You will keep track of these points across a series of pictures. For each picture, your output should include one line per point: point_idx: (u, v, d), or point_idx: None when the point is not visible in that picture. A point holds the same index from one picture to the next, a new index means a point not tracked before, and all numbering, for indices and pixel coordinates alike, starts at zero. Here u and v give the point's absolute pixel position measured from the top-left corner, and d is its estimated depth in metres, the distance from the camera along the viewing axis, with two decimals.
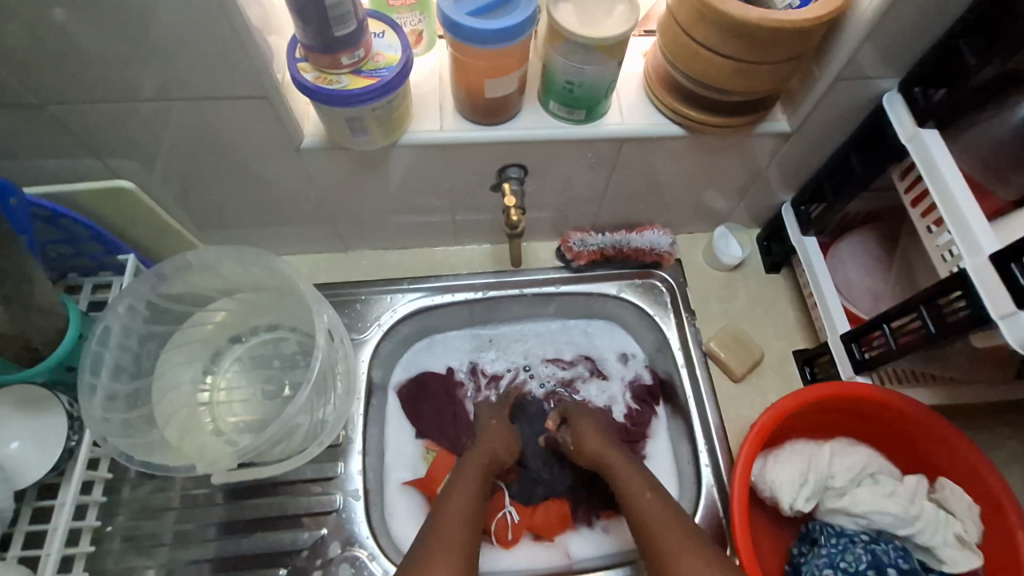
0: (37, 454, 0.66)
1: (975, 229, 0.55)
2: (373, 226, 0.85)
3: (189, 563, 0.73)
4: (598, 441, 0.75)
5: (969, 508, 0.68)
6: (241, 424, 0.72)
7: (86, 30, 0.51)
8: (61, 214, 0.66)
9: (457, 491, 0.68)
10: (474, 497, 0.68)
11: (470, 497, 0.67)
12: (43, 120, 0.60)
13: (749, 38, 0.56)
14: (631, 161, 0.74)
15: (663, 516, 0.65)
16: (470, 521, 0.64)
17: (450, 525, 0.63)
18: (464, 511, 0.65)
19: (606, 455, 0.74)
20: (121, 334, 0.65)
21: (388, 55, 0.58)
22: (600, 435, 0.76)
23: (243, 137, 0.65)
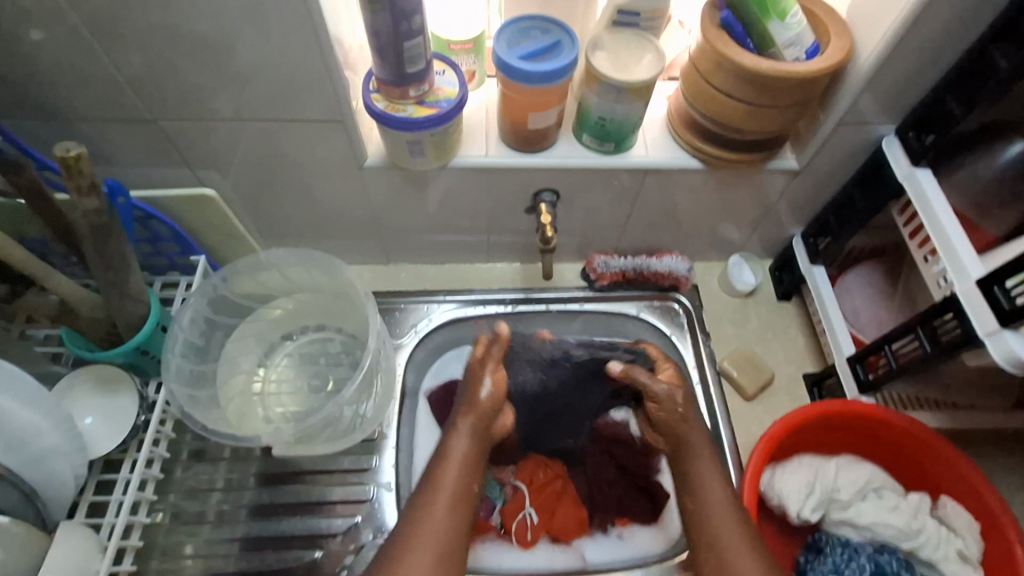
0: (109, 429, 0.73)
1: (964, 257, 0.62)
2: (415, 242, 0.93)
3: (229, 542, 0.78)
4: (677, 414, 0.74)
5: (970, 525, 0.71)
6: (288, 414, 0.79)
7: (203, 60, 0.61)
8: (152, 216, 0.76)
9: (447, 469, 0.65)
10: (462, 473, 0.65)
11: (460, 475, 0.65)
12: (150, 133, 0.70)
13: (760, 85, 0.64)
14: (653, 191, 0.82)
15: (725, 512, 0.64)
16: (459, 503, 0.63)
17: (437, 507, 0.62)
18: (457, 493, 0.63)
19: (681, 426, 0.73)
20: (193, 323, 0.73)
21: (448, 90, 0.68)
22: (685, 402, 0.75)
23: (315, 156, 0.75)
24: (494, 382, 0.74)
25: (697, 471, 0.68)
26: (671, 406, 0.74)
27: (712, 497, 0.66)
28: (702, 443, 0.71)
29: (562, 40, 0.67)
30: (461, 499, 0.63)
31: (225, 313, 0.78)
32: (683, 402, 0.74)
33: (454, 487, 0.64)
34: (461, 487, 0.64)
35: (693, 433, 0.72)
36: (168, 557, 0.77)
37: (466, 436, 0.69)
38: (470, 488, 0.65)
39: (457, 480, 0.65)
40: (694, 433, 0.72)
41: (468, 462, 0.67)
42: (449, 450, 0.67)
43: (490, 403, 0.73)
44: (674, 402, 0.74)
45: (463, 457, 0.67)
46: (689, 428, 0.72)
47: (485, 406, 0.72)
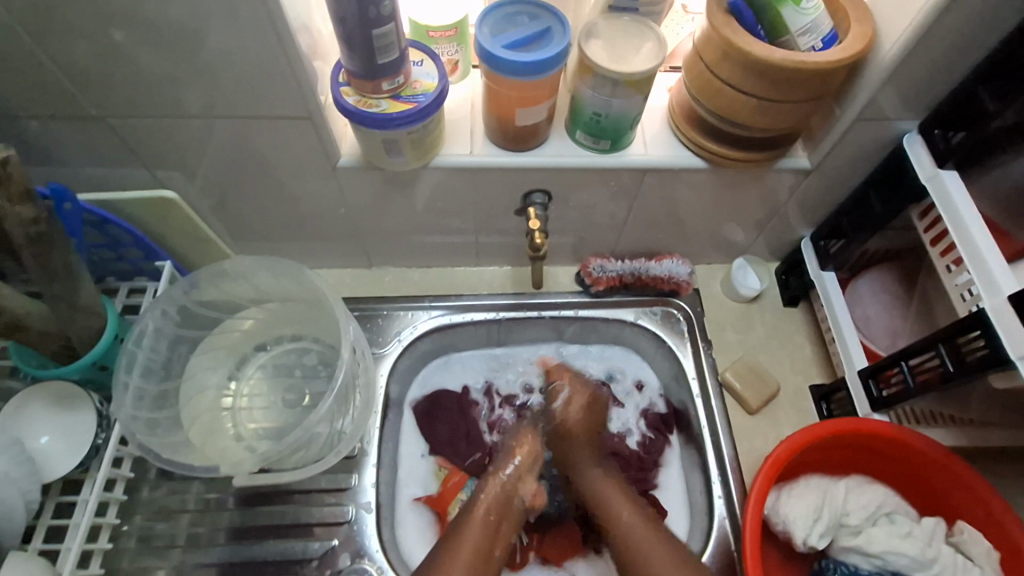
0: (64, 450, 0.68)
1: (995, 271, 0.56)
2: (398, 244, 0.87)
3: (200, 567, 0.73)
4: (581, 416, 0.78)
5: (988, 553, 0.66)
6: (260, 431, 0.74)
7: (146, 50, 0.55)
8: (108, 220, 0.71)
9: (469, 529, 0.68)
10: (484, 535, 0.68)
11: (483, 531, 0.68)
12: (100, 131, 0.64)
13: (772, 77, 0.58)
14: (651, 192, 0.76)
15: (642, 526, 0.70)
16: (477, 561, 0.66)
17: (457, 559, 0.65)
18: (478, 549, 0.66)
19: (575, 447, 0.77)
20: (154, 336, 0.68)
21: (426, 83, 0.62)
22: (589, 418, 0.79)
23: (281, 155, 0.69)
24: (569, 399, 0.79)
25: (591, 484, 0.75)
26: (586, 413, 0.79)
27: (616, 506, 0.72)
28: (588, 455, 0.77)
29: (552, 27, 0.61)
30: (482, 556, 0.67)
31: (190, 324, 0.72)
32: (582, 420, 0.78)
33: (472, 551, 0.66)
34: (481, 547, 0.67)
35: (586, 464, 0.76)
36: None
37: (494, 500, 0.71)
38: (489, 551, 0.67)
39: (476, 543, 0.67)
40: (590, 469, 0.76)
41: (493, 526, 0.69)
42: (473, 510, 0.70)
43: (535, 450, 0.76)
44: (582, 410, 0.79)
45: (484, 522, 0.69)
46: (581, 454, 0.77)
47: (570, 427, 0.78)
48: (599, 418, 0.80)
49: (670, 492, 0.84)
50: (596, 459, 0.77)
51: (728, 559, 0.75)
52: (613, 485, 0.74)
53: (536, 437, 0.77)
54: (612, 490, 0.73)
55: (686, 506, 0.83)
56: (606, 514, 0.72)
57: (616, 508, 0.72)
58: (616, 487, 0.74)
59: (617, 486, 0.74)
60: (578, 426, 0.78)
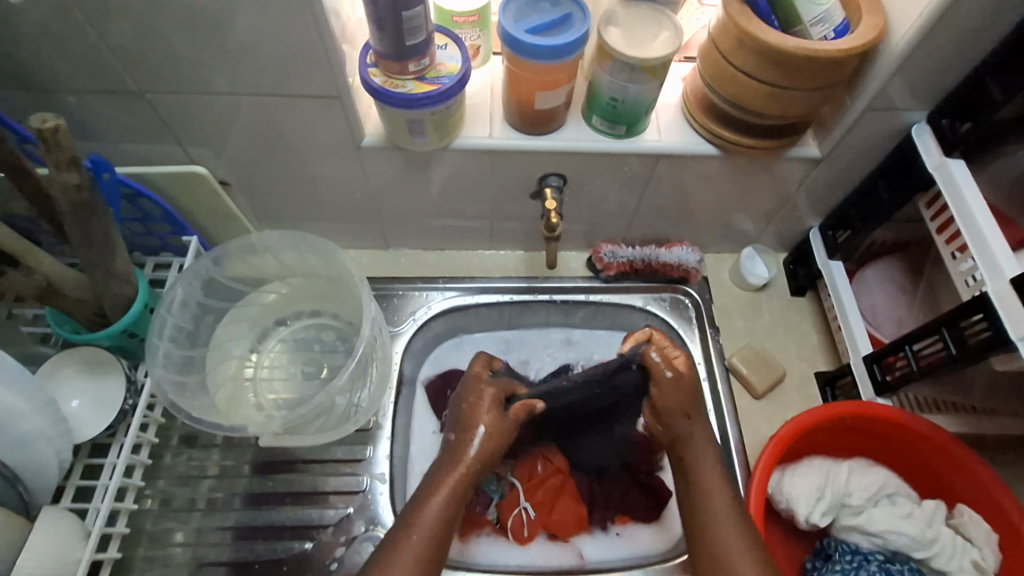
0: (94, 413, 0.71)
1: (998, 256, 0.58)
2: (414, 227, 0.90)
3: (218, 530, 0.76)
4: (680, 396, 0.68)
5: (987, 535, 0.68)
6: (280, 401, 0.77)
7: (186, 30, 0.58)
8: (141, 194, 0.74)
9: (425, 513, 0.61)
10: (444, 524, 0.61)
11: (438, 516, 0.61)
12: (137, 106, 0.67)
13: (785, 64, 0.60)
14: (663, 179, 0.78)
15: (736, 541, 0.61)
16: (426, 560, 0.59)
17: (405, 557, 0.58)
18: (431, 534, 0.60)
19: (676, 426, 0.68)
20: (183, 305, 0.71)
21: (450, 65, 0.64)
22: (681, 396, 0.68)
23: (308, 136, 0.72)
24: (676, 375, 0.68)
25: (690, 465, 0.67)
26: (680, 404, 0.68)
27: (711, 485, 0.65)
28: (704, 446, 0.68)
29: (574, 14, 0.63)
30: (430, 556, 0.59)
31: (216, 296, 0.75)
32: (687, 395, 0.68)
33: (427, 535, 0.60)
34: (437, 537, 0.60)
35: (705, 460, 0.67)
36: (156, 544, 0.75)
37: (445, 496, 0.62)
38: (441, 538, 0.61)
39: (431, 534, 0.60)
40: (677, 401, 0.68)
41: (447, 513, 0.62)
42: (433, 495, 0.62)
43: (494, 431, 0.67)
44: (681, 393, 0.68)
45: (441, 510, 0.62)
46: (698, 444, 0.68)
47: (665, 409, 0.68)
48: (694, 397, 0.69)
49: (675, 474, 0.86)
50: (709, 449, 0.68)
51: None
52: (715, 468, 0.66)
53: (496, 408, 0.68)
54: (713, 479, 0.65)
55: None
56: (701, 487, 0.65)
57: (714, 498, 0.64)
58: (727, 482, 0.66)
59: (719, 467, 0.67)
60: (496, 429, 0.67)
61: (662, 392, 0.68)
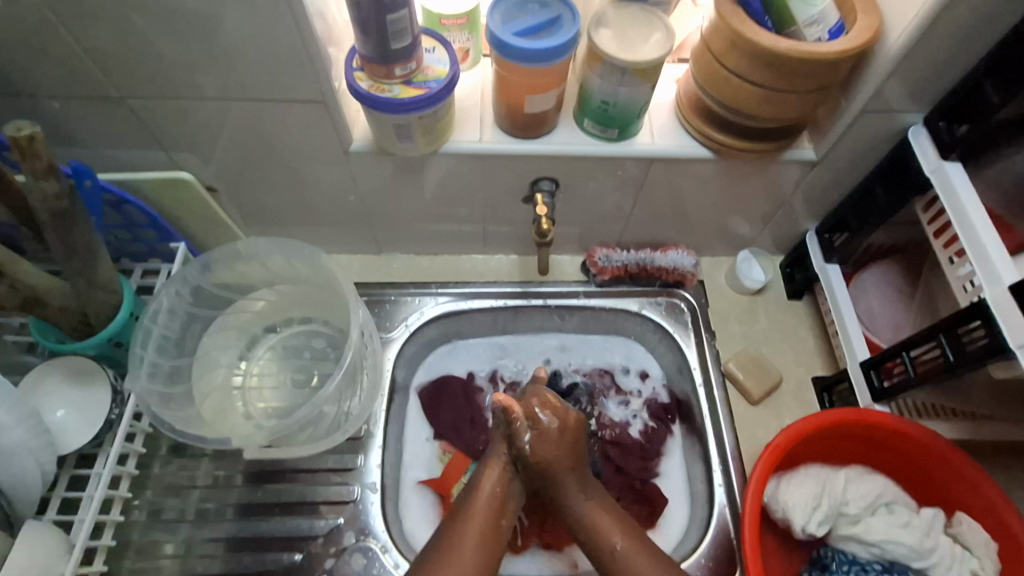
0: (79, 423, 0.70)
1: (996, 262, 0.57)
2: (406, 231, 0.89)
3: (208, 542, 0.75)
4: (553, 448, 0.64)
5: (986, 544, 0.67)
6: (269, 410, 0.76)
7: (167, 34, 0.56)
8: (126, 201, 0.72)
9: (475, 505, 0.63)
10: (494, 508, 0.63)
11: (491, 509, 0.63)
12: (120, 112, 0.66)
13: (778, 67, 0.59)
14: (657, 182, 0.77)
15: (641, 562, 0.61)
16: (485, 538, 0.61)
17: (466, 541, 0.60)
18: (487, 527, 0.62)
19: (556, 474, 0.64)
20: (168, 313, 0.70)
21: (437, 69, 0.63)
22: (558, 447, 0.64)
23: (295, 140, 0.70)
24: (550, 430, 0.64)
25: (587, 526, 0.64)
26: (557, 458, 0.64)
27: (606, 528, 0.64)
28: (576, 484, 0.65)
29: (563, 15, 0.62)
30: (489, 534, 0.62)
31: (203, 304, 0.74)
32: (569, 449, 0.65)
33: (481, 525, 0.62)
34: (488, 527, 0.62)
35: (565, 477, 0.65)
36: (144, 556, 0.74)
37: (499, 476, 0.65)
38: (494, 532, 0.62)
39: (485, 518, 0.62)
40: (553, 449, 0.64)
41: (499, 495, 0.64)
42: (479, 486, 0.64)
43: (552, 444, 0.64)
44: (554, 445, 0.64)
45: (491, 493, 0.64)
46: (562, 469, 0.65)
47: (542, 459, 0.64)
48: (575, 446, 0.66)
49: (671, 481, 0.85)
50: (579, 480, 0.66)
51: (728, 545, 0.76)
52: (603, 511, 0.65)
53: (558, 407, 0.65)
54: (598, 514, 0.64)
55: (687, 494, 0.84)
56: (594, 543, 0.64)
57: (604, 532, 0.64)
58: (616, 523, 0.64)
59: (605, 507, 0.65)
60: (556, 458, 0.64)
61: (540, 442, 0.64)
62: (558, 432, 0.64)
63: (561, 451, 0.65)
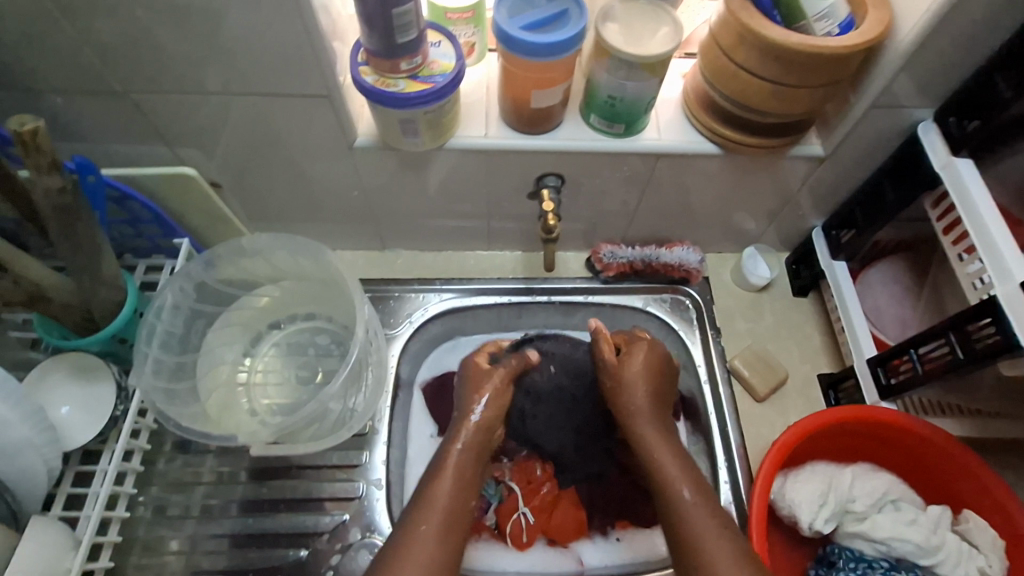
0: (84, 420, 0.69)
1: (1007, 258, 0.57)
2: (410, 227, 0.88)
3: (214, 538, 0.75)
4: (643, 373, 0.73)
5: (993, 542, 0.67)
6: (274, 406, 0.75)
7: (171, 28, 0.56)
8: (129, 196, 0.72)
9: (438, 489, 0.65)
10: (456, 493, 0.66)
11: (452, 493, 0.65)
12: (123, 107, 0.66)
13: (788, 61, 0.58)
14: (663, 178, 0.76)
15: (695, 492, 0.64)
16: (451, 526, 0.63)
17: (430, 523, 0.62)
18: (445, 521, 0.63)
19: (636, 413, 0.72)
20: (173, 310, 0.70)
21: (443, 64, 0.63)
22: (645, 369, 0.74)
23: (299, 136, 0.70)
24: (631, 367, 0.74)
25: (648, 447, 0.69)
26: (640, 378, 0.73)
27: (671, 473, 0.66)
28: (649, 424, 0.71)
29: (570, 9, 0.61)
30: (452, 518, 0.63)
31: (207, 300, 0.74)
32: (648, 369, 0.74)
33: (443, 513, 0.63)
34: (452, 509, 0.64)
35: (639, 417, 0.71)
36: (150, 552, 0.74)
37: (461, 454, 0.69)
38: (458, 515, 0.64)
39: (449, 501, 0.65)
40: (637, 385, 0.73)
41: (461, 488, 0.66)
42: (441, 471, 0.67)
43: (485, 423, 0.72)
44: (643, 369, 0.74)
45: (456, 478, 0.67)
46: (642, 415, 0.71)
47: (618, 380, 0.74)
48: (660, 364, 0.75)
49: None
50: (663, 427, 0.71)
51: None
52: (659, 432, 0.70)
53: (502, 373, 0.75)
54: (659, 441, 0.69)
55: None
56: (662, 480, 0.66)
57: (668, 471, 0.67)
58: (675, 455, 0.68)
59: (676, 454, 0.68)
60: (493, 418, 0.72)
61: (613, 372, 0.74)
62: (644, 352, 0.75)
63: (642, 400, 0.72)
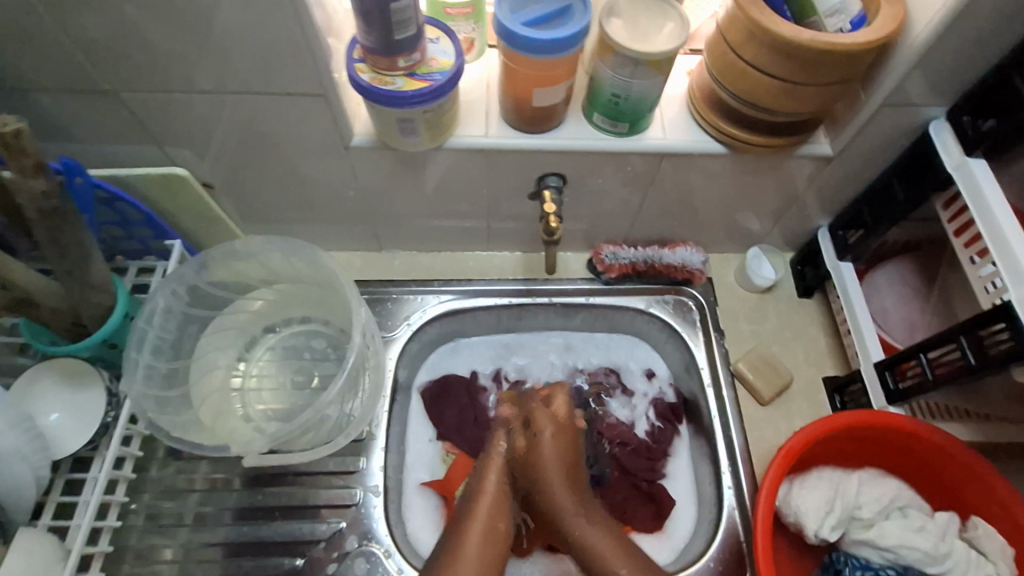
0: (74, 426, 0.67)
1: (1022, 262, 0.55)
2: (408, 227, 0.86)
3: (208, 546, 0.74)
4: (554, 455, 0.70)
5: (1003, 550, 0.66)
6: (269, 412, 0.74)
7: (161, 24, 0.54)
8: (118, 197, 0.70)
9: (477, 507, 0.69)
10: (493, 508, 0.69)
11: (491, 507, 0.69)
12: (111, 105, 0.63)
13: (799, 59, 0.56)
14: (667, 178, 0.74)
15: (623, 563, 0.67)
16: (487, 541, 0.67)
17: (469, 539, 0.67)
18: (488, 528, 0.68)
19: (555, 490, 0.69)
20: (165, 315, 0.68)
21: (442, 60, 0.61)
22: (561, 449, 0.71)
23: (293, 135, 0.68)
24: (557, 441, 0.71)
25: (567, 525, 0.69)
26: (559, 459, 0.70)
27: (608, 552, 0.68)
28: (572, 501, 0.70)
29: (573, 4, 0.59)
30: (490, 536, 0.67)
31: (200, 304, 0.72)
32: (561, 448, 0.71)
33: (483, 525, 0.68)
34: (489, 527, 0.68)
35: (558, 491, 0.69)
36: (143, 561, 0.72)
37: (496, 481, 0.71)
38: (495, 529, 0.68)
39: (485, 517, 0.68)
40: (550, 465, 0.70)
41: (498, 502, 0.70)
42: (482, 489, 0.71)
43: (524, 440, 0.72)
44: (556, 443, 0.71)
45: (489, 501, 0.69)
46: (566, 500, 0.69)
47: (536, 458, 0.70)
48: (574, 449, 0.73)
49: (678, 482, 0.83)
50: (580, 506, 0.70)
51: (737, 549, 0.74)
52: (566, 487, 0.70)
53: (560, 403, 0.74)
54: (579, 516, 0.69)
55: (695, 496, 0.82)
56: (588, 551, 0.68)
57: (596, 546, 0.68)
58: (606, 533, 0.69)
59: (609, 533, 0.69)
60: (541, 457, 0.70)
61: (535, 443, 0.71)
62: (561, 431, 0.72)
63: (555, 472, 0.70)
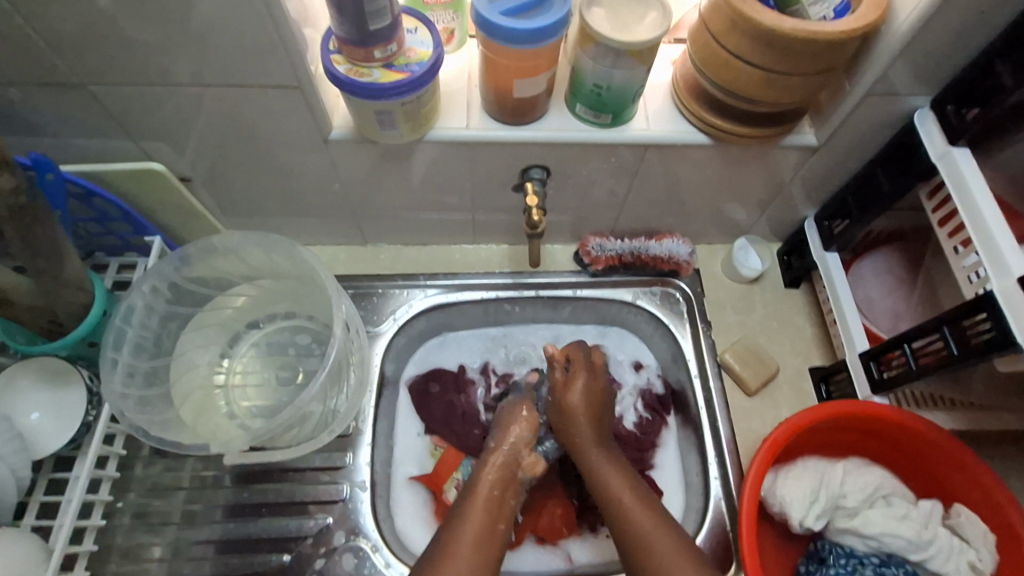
0: (55, 426, 0.67)
1: (1005, 253, 0.55)
2: (393, 221, 0.85)
3: (197, 544, 0.73)
4: (584, 404, 0.72)
5: (984, 536, 0.66)
6: (254, 409, 0.73)
7: (129, 16, 0.52)
8: (94, 193, 0.69)
9: (472, 510, 0.65)
10: (490, 509, 0.65)
11: (486, 516, 0.64)
12: (83, 99, 0.62)
13: (781, 48, 0.56)
14: (653, 169, 0.74)
15: (643, 512, 0.64)
16: (482, 542, 0.62)
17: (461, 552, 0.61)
18: (480, 532, 0.63)
19: (580, 437, 0.71)
20: (144, 313, 0.67)
21: (420, 51, 0.60)
22: (589, 403, 0.73)
23: (271, 128, 0.67)
24: (586, 390, 0.73)
25: (591, 463, 0.70)
26: (593, 406, 0.73)
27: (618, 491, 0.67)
28: (593, 438, 0.71)
29: None
30: (485, 539, 0.63)
31: (181, 301, 0.71)
32: (595, 399, 0.73)
33: (479, 529, 0.63)
34: (484, 530, 0.63)
35: (588, 445, 0.71)
36: (130, 560, 0.72)
37: (495, 476, 0.68)
38: (491, 530, 0.64)
39: (480, 525, 0.64)
40: (573, 391, 0.73)
41: (496, 501, 0.66)
42: (477, 489, 0.67)
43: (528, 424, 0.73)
44: (587, 399, 0.73)
45: (488, 498, 0.66)
46: (589, 443, 0.71)
47: (570, 405, 0.72)
48: (603, 402, 0.75)
49: (667, 473, 0.83)
50: (602, 450, 0.71)
51: (723, 539, 0.75)
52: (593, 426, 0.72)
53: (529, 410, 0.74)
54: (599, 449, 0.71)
55: (682, 486, 0.82)
56: (616, 506, 0.66)
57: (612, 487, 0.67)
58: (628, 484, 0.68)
59: (625, 478, 0.68)
60: (577, 407, 0.72)
61: (577, 393, 0.73)
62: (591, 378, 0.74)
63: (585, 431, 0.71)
